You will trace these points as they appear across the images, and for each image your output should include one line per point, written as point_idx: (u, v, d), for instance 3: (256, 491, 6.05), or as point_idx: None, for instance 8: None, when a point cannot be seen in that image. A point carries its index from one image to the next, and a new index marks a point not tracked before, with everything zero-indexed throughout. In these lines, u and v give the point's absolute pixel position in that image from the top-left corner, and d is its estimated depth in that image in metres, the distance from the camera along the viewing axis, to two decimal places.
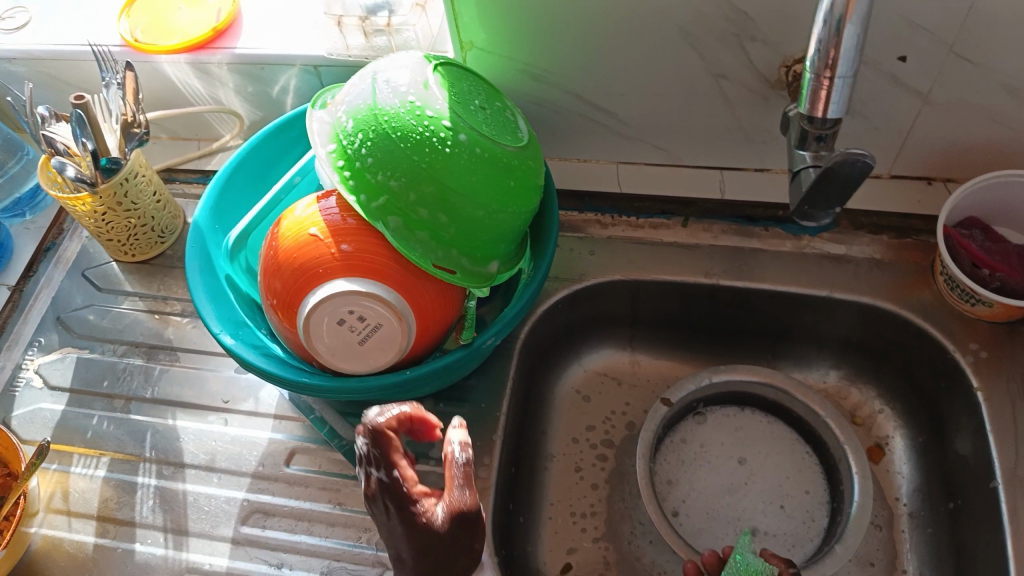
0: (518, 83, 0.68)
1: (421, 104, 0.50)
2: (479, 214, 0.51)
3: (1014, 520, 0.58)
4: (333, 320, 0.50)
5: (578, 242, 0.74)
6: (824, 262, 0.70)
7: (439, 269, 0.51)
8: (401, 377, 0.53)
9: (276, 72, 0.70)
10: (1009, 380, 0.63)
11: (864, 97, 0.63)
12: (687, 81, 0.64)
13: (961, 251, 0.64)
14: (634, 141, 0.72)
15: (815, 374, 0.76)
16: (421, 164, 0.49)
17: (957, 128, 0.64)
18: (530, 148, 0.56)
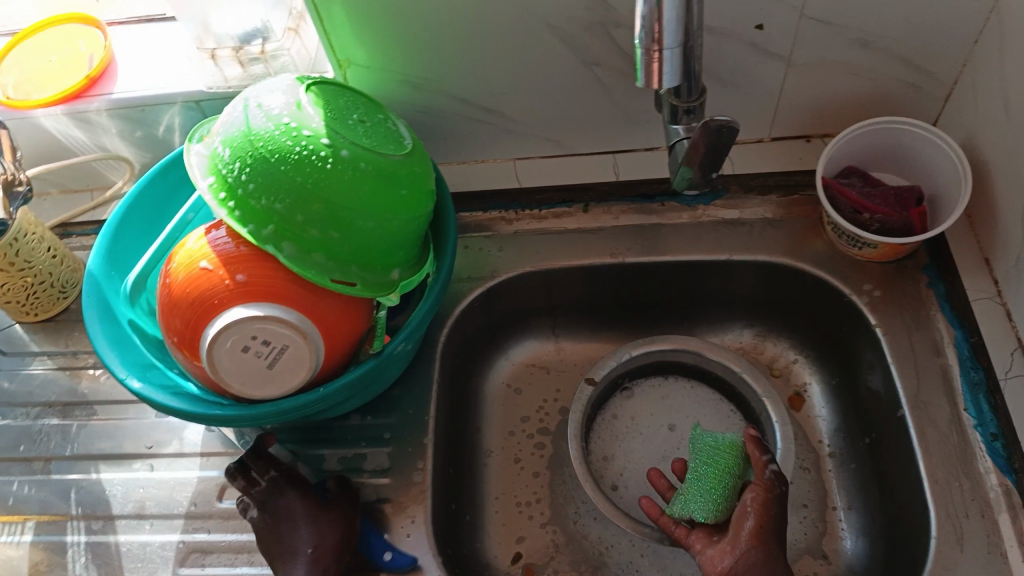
0: (400, 93, 0.70)
1: (296, 125, 0.51)
2: (369, 225, 0.52)
3: (925, 441, 0.61)
4: (238, 347, 0.51)
5: (487, 241, 0.76)
6: (720, 228, 0.73)
7: (338, 283, 0.52)
8: (316, 395, 0.54)
9: (157, 112, 0.70)
10: (902, 313, 0.67)
11: (731, 67, 0.66)
12: (564, 72, 0.66)
13: (841, 199, 0.67)
14: (525, 136, 0.74)
15: (731, 334, 0.79)
16: (302, 183, 0.50)
17: (822, 85, 0.68)
18: (416, 154, 0.56)
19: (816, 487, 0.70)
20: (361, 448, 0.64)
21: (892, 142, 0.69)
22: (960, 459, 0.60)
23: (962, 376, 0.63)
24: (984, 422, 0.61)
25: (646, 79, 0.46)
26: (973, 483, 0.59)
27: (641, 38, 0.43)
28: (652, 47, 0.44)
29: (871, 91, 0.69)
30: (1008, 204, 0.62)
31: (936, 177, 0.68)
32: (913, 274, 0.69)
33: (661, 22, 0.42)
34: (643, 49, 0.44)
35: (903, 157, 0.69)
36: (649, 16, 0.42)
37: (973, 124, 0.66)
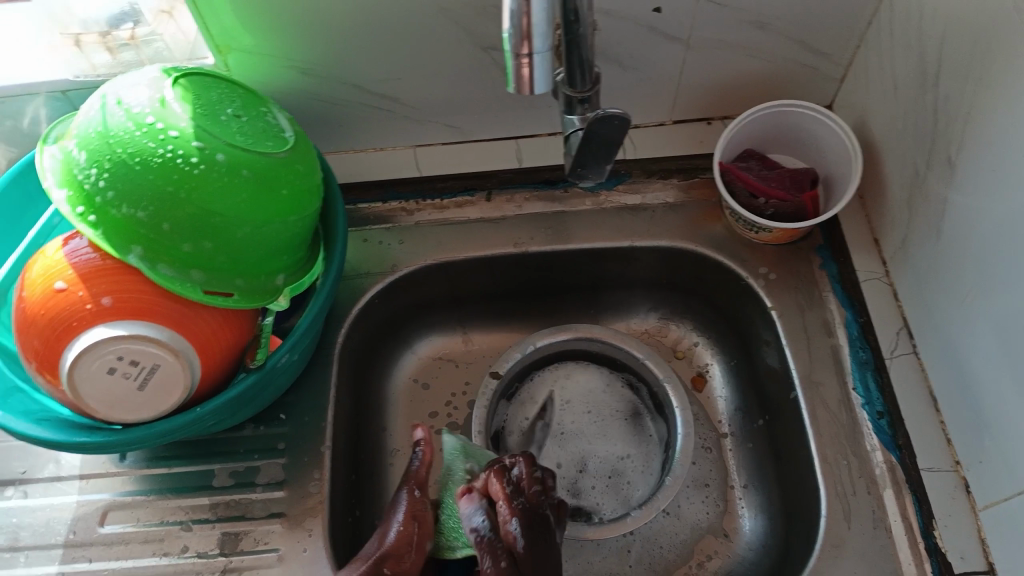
0: (286, 79, 0.65)
1: (161, 125, 0.47)
2: (245, 232, 0.48)
3: (816, 422, 0.63)
4: (102, 369, 0.47)
5: (387, 234, 0.73)
6: (623, 214, 0.73)
7: (212, 294, 0.49)
8: (193, 415, 0.50)
9: (19, 103, 0.63)
10: (796, 294, 0.68)
11: (629, 50, 0.65)
12: (459, 56, 0.63)
13: (737, 183, 0.68)
14: (422, 122, 0.71)
15: (635, 319, 0.79)
16: (166, 190, 0.46)
17: (720, 67, 0.67)
18: (299, 151, 0.53)
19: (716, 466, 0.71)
20: (254, 460, 0.61)
21: (786, 125, 0.69)
22: (849, 438, 0.62)
23: (851, 355, 0.65)
24: (871, 400, 0.63)
25: (518, 87, 0.42)
26: (860, 459, 0.61)
27: (510, 39, 0.40)
28: (521, 50, 0.40)
29: (768, 74, 0.69)
30: (894, 186, 0.64)
31: (830, 159, 0.69)
32: (807, 255, 0.70)
33: (531, 20, 0.39)
34: (511, 53, 0.41)
35: (798, 140, 0.70)
36: (518, 14, 0.39)
37: (863, 106, 0.67)
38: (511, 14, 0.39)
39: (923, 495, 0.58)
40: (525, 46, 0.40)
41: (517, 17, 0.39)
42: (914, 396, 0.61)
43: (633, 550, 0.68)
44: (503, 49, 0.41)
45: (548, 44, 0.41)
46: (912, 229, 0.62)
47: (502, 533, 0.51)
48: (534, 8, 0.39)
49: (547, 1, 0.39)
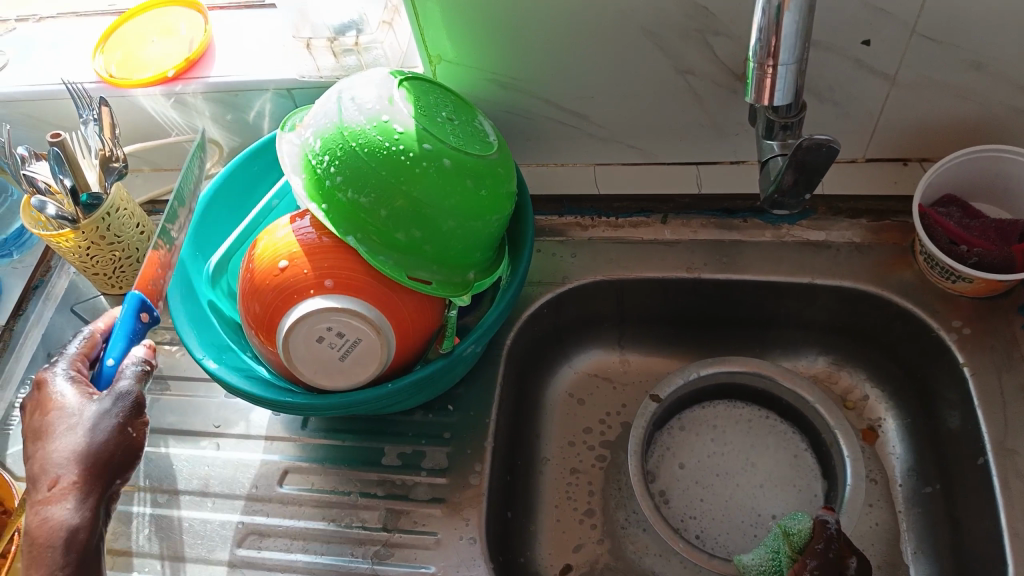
0: (487, 92, 0.69)
1: (390, 121, 0.51)
2: (451, 225, 0.52)
3: (1006, 491, 0.58)
4: (312, 337, 0.51)
5: (560, 246, 0.75)
6: (804, 249, 0.71)
7: (415, 280, 0.52)
8: (383, 391, 0.54)
9: (251, 98, 0.71)
10: (993, 353, 0.63)
11: (832, 82, 0.64)
12: (654, 78, 0.65)
13: (937, 228, 0.64)
14: (608, 142, 0.73)
15: (803, 361, 0.76)
16: (389, 179, 0.50)
17: (928, 106, 0.65)
18: (501, 157, 0.56)
19: (886, 526, 0.68)
20: (422, 445, 0.64)
21: (995, 173, 0.65)
22: None
23: None
24: None
25: (757, 95, 0.47)
26: None
27: (757, 50, 0.45)
28: (767, 61, 0.45)
29: (979, 116, 0.65)
30: None
31: None
32: (1007, 314, 0.65)
33: (779, 37, 0.44)
34: (759, 64, 0.46)
35: (1006, 189, 0.66)
36: (768, 31, 0.44)
37: None
38: (761, 32, 0.44)
39: None
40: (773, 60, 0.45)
41: (767, 34, 0.44)
42: None
43: None
44: (748, 58, 0.46)
45: (795, 57, 0.45)
46: None
47: (842, 553, 0.56)
48: (784, 32, 0.43)
49: (796, 23, 0.43)
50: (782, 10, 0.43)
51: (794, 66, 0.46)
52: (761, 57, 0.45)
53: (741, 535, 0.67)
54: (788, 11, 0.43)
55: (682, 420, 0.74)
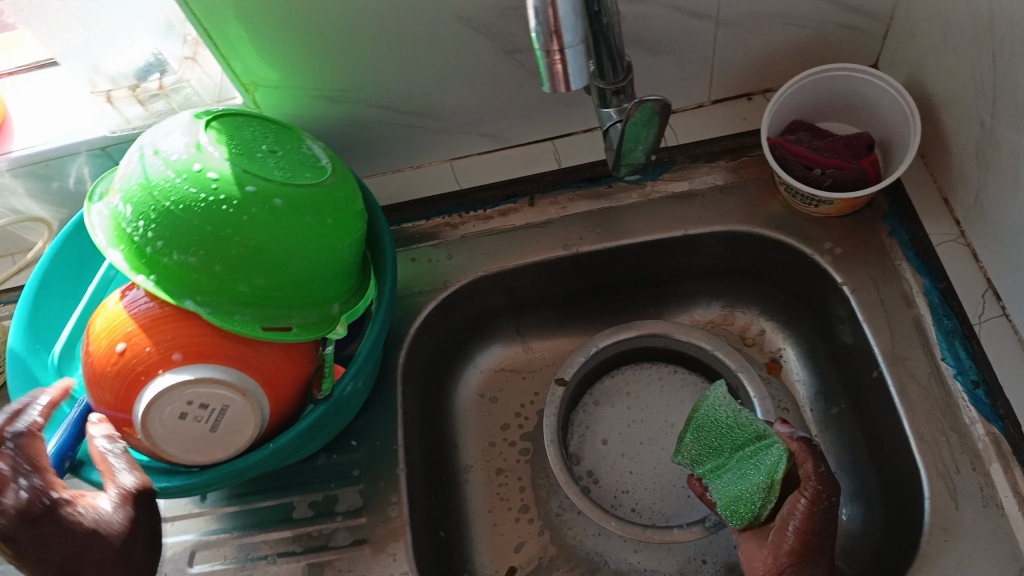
0: (316, 109, 0.65)
1: (202, 168, 0.47)
2: (295, 264, 0.48)
3: (904, 395, 0.59)
4: (174, 415, 0.47)
5: (434, 249, 0.72)
6: (672, 202, 0.71)
7: (271, 330, 0.49)
8: (266, 452, 0.51)
9: (63, 165, 0.65)
10: (868, 266, 0.65)
11: (657, 33, 0.63)
12: (484, 62, 0.63)
13: (789, 156, 0.65)
14: (457, 134, 0.70)
15: (699, 309, 0.77)
16: (214, 232, 0.46)
17: (756, 39, 0.65)
18: (337, 179, 0.52)
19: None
20: (332, 488, 0.61)
21: (834, 91, 0.66)
22: (945, 412, 0.58)
23: (935, 324, 0.61)
24: (964, 369, 0.59)
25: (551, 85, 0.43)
26: (960, 434, 0.57)
27: (539, 36, 0.40)
28: (552, 46, 0.41)
29: (807, 38, 0.65)
30: (960, 141, 0.60)
31: (883, 121, 0.66)
32: (872, 224, 0.66)
33: (558, 14, 0.39)
34: (544, 51, 0.41)
35: (847, 103, 0.67)
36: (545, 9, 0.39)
37: (915, 60, 0.63)
38: (537, 15, 0.40)
39: None
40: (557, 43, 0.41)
41: (544, 14, 0.39)
42: (1012, 360, 0.58)
43: (709, 560, 0.65)
44: (533, 46, 0.41)
45: (578, 37, 0.41)
46: (984, 185, 0.58)
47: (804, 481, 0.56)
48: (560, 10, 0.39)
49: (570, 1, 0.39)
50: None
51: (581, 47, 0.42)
52: (545, 40, 0.40)
53: (675, 499, 0.68)
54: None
55: (594, 395, 0.73)
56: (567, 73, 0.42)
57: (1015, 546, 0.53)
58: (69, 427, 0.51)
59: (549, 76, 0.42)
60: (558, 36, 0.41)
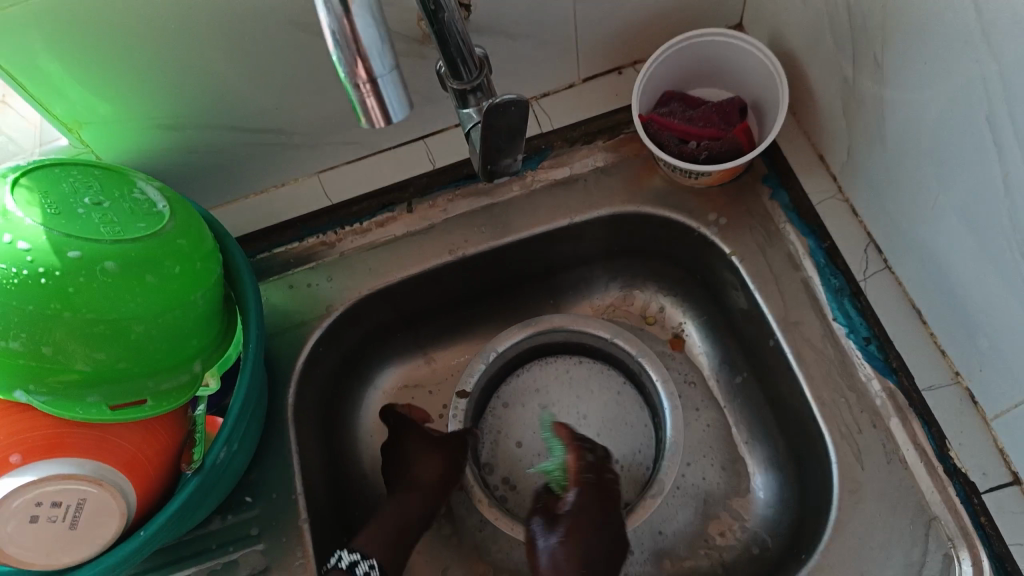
0: (148, 138, 0.58)
1: (10, 239, 0.40)
2: (140, 330, 0.43)
3: (802, 362, 0.60)
4: (22, 520, 0.41)
5: (313, 274, 0.67)
6: (554, 191, 0.68)
7: (123, 406, 0.44)
8: (136, 542, 0.45)
9: None
10: (752, 233, 0.64)
11: (516, 18, 0.58)
12: (333, 70, 0.57)
13: (664, 132, 0.63)
14: (317, 148, 0.65)
15: (597, 293, 0.75)
16: (35, 311, 0.40)
17: (617, 12, 0.62)
18: (179, 224, 0.47)
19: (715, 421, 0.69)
20: (230, 553, 0.56)
21: (701, 57, 0.65)
22: (841, 373, 0.59)
23: (824, 285, 0.62)
24: (855, 327, 0.60)
25: (369, 121, 0.30)
26: (857, 393, 0.58)
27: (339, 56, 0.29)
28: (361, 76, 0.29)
29: (667, 6, 0.63)
30: (827, 97, 0.59)
31: (753, 83, 0.64)
32: (754, 189, 0.66)
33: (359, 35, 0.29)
34: (351, 85, 0.30)
35: (716, 68, 0.66)
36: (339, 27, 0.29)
37: (777, 18, 0.62)
38: (331, 30, 0.29)
39: (929, 416, 0.56)
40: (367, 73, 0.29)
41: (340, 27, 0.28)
42: (898, 312, 0.58)
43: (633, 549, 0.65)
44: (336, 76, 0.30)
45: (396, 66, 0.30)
46: (855, 140, 0.58)
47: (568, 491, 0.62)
48: (360, 24, 0.29)
49: (373, 12, 0.29)
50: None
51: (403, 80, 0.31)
52: (348, 64, 0.29)
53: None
54: (353, 4, 0.29)
55: (500, 397, 0.71)
56: (387, 111, 0.30)
57: (920, 497, 0.55)
58: None
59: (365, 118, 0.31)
60: (366, 61, 0.29)
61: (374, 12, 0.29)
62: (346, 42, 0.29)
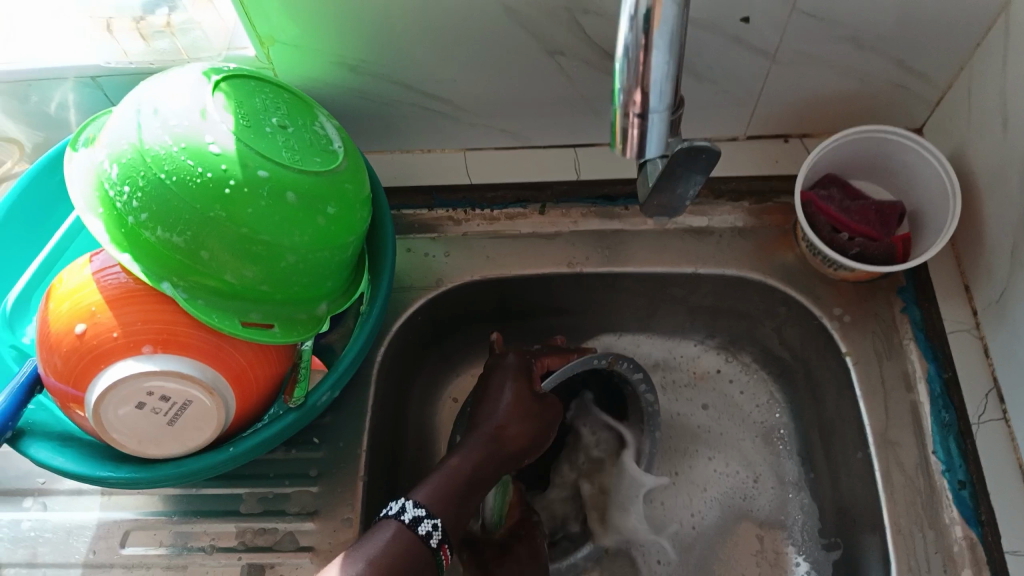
0: (330, 75, 0.60)
1: (202, 139, 0.41)
2: (289, 260, 0.44)
3: (889, 483, 0.57)
4: (131, 405, 0.43)
5: (432, 244, 0.67)
6: (687, 237, 0.67)
7: (252, 325, 0.45)
8: (223, 456, 0.47)
9: (47, 88, 0.58)
10: (873, 339, 0.62)
11: (710, 62, 0.59)
12: (521, 61, 0.58)
13: (819, 215, 0.62)
14: (475, 126, 0.65)
15: (690, 345, 0.74)
16: (207, 215, 0.41)
17: (808, 82, 0.61)
18: (349, 167, 0.47)
19: (753, 489, 0.68)
20: (285, 487, 0.58)
21: (880, 151, 0.63)
22: (925, 507, 0.56)
23: (932, 415, 0.59)
24: (954, 466, 0.57)
25: (622, 145, 0.37)
26: (938, 533, 0.56)
27: (623, 80, 0.34)
28: (632, 109, 0.35)
29: (858, 92, 0.62)
30: (996, 232, 0.58)
31: (921, 193, 0.63)
32: (887, 297, 0.64)
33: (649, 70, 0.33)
34: (621, 108, 0.35)
35: (888, 167, 0.64)
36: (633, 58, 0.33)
37: (965, 137, 0.60)
38: (625, 53, 0.33)
39: None
40: (641, 107, 0.35)
41: (632, 57, 0.33)
42: (1002, 465, 0.56)
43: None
44: (611, 99, 0.36)
45: (667, 102, 0.35)
46: (1013, 282, 0.56)
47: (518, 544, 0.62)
48: (654, 59, 0.33)
49: (669, 50, 0.33)
50: (651, 26, 0.32)
51: (669, 111, 0.36)
52: (628, 92, 0.34)
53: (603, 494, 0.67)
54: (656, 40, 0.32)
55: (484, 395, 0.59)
56: (642, 140, 0.36)
57: None
58: (13, 391, 0.46)
59: (621, 137, 0.37)
60: (645, 94, 0.34)
61: (670, 50, 0.33)
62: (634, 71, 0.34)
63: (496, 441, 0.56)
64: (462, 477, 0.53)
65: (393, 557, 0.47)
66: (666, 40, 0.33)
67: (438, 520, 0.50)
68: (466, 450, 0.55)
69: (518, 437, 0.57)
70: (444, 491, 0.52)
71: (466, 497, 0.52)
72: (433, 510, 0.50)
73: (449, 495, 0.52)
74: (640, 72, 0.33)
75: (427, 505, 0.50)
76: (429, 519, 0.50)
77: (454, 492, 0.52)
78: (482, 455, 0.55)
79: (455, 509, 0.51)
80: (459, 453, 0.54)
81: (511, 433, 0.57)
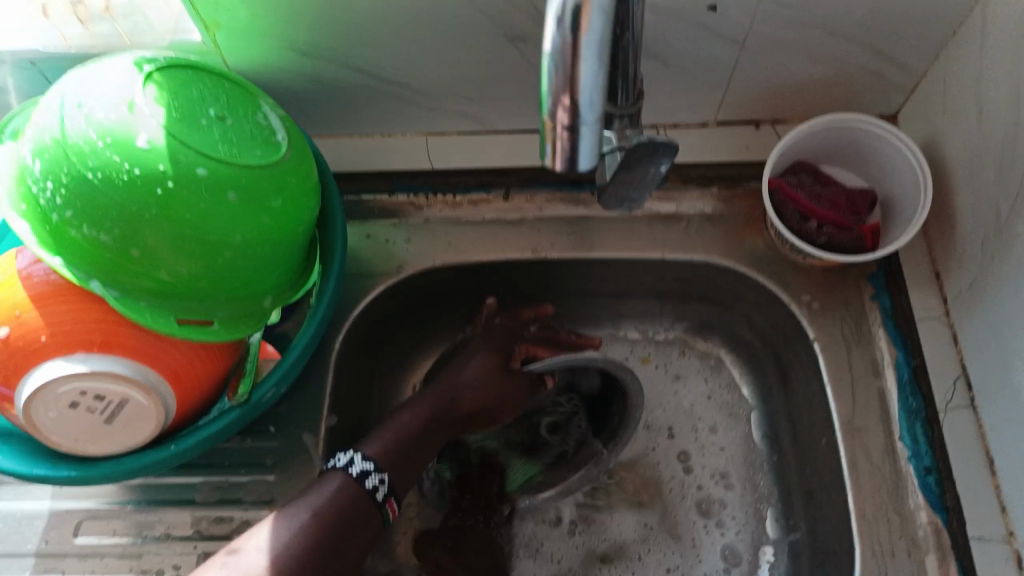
0: (286, 61, 0.58)
1: (129, 133, 0.40)
2: (228, 257, 0.42)
3: (853, 470, 0.56)
4: (64, 404, 0.42)
5: (394, 230, 0.66)
6: (655, 223, 0.66)
7: (189, 322, 0.44)
8: (164, 453, 0.46)
9: None
10: (841, 326, 0.61)
11: (676, 47, 0.57)
12: (481, 46, 0.56)
13: (788, 205, 0.61)
14: (436, 112, 0.64)
15: (658, 329, 0.73)
16: (136, 212, 0.40)
17: (778, 69, 0.59)
18: (293, 158, 0.46)
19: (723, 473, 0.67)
20: (241, 476, 0.57)
21: (854, 138, 0.61)
22: (891, 492, 0.55)
23: (899, 401, 0.58)
24: (919, 454, 0.56)
25: (552, 157, 0.35)
26: (901, 519, 0.54)
27: (551, 83, 0.32)
28: (561, 118, 0.33)
29: (832, 78, 0.60)
30: (967, 225, 0.56)
31: (895, 181, 0.61)
32: (856, 283, 0.63)
33: (578, 71, 0.31)
34: (548, 115, 0.33)
35: (863, 153, 0.62)
36: (561, 58, 0.31)
37: (939, 124, 0.59)
38: (553, 53, 0.31)
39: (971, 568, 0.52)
40: (568, 115, 0.33)
41: (562, 59, 0.31)
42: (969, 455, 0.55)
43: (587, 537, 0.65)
44: (539, 107, 0.34)
45: (598, 114, 0.33)
46: (984, 275, 0.54)
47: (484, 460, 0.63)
48: (582, 63, 0.31)
49: (599, 58, 0.31)
50: (580, 29, 0.30)
51: (599, 125, 0.34)
52: (556, 93, 0.32)
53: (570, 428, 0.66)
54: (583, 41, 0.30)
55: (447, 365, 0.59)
56: (574, 151, 0.34)
57: None
58: None
59: (551, 148, 0.35)
60: (575, 101, 0.32)
61: (599, 59, 0.31)
62: (563, 74, 0.32)
63: (447, 398, 0.57)
64: (410, 430, 0.54)
65: (339, 506, 0.49)
66: (593, 45, 0.31)
67: (384, 474, 0.51)
68: (415, 404, 0.56)
69: (470, 401, 0.57)
70: (394, 440, 0.53)
71: (413, 452, 0.53)
72: (380, 464, 0.51)
73: (395, 450, 0.52)
74: (569, 76, 0.31)
75: (375, 458, 0.51)
76: (376, 474, 0.51)
77: (401, 445, 0.53)
78: (428, 412, 0.56)
79: (401, 462, 0.52)
80: (409, 407, 0.55)
81: (462, 395, 0.57)
